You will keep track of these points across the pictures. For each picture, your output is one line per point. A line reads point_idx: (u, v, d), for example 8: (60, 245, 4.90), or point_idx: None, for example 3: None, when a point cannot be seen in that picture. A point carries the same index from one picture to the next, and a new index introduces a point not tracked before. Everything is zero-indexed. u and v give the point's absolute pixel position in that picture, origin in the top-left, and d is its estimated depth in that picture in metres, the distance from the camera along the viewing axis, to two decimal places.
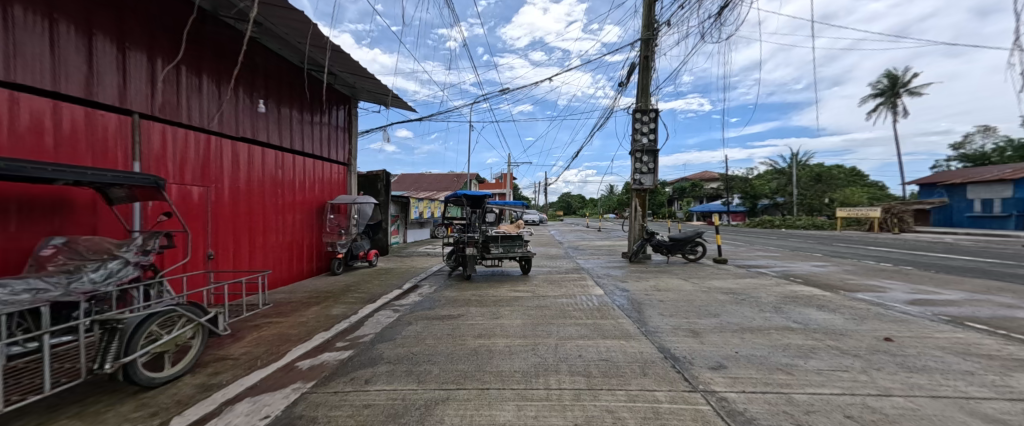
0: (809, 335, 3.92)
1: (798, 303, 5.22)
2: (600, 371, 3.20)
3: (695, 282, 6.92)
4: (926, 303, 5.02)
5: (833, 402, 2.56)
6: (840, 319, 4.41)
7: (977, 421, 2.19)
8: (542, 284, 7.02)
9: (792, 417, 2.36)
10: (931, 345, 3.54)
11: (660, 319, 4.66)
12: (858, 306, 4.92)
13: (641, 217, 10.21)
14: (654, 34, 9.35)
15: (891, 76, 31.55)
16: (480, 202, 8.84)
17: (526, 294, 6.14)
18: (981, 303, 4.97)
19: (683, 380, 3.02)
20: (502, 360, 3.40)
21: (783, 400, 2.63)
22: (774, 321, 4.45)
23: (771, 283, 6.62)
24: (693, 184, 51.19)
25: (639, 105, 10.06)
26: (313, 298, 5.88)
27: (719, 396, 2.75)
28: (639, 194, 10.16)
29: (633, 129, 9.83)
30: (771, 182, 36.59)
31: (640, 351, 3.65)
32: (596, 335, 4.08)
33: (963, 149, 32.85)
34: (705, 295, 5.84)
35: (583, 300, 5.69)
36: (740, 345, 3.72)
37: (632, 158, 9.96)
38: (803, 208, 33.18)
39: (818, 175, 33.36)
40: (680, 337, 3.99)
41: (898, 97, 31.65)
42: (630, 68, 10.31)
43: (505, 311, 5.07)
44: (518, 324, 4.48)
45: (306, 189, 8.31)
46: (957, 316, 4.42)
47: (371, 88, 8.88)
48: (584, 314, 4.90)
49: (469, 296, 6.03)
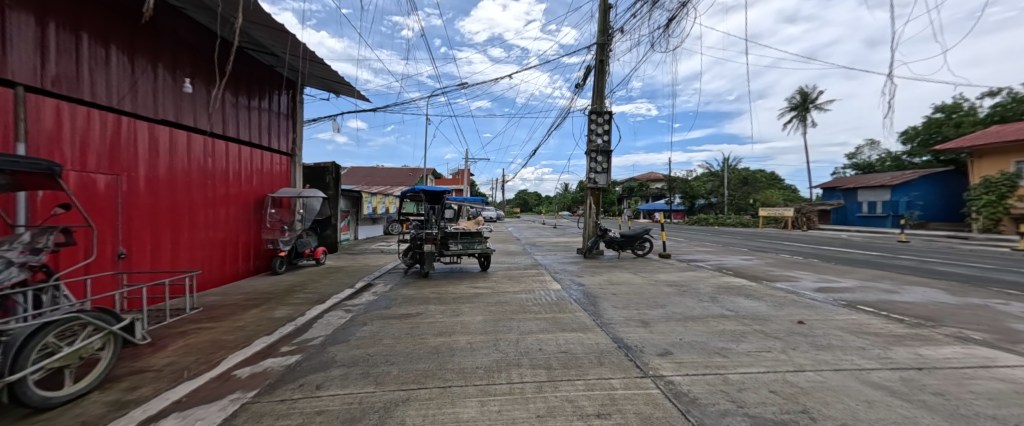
0: (740, 321, 4.41)
1: (731, 293, 5.83)
2: (560, 363, 3.32)
3: (644, 275, 7.43)
4: (829, 290, 5.91)
5: (760, 380, 2.93)
6: (764, 306, 5.01)
7: (874, 392, 2.63)
8: (502, 280, 7.07)
9: (728, 396, 2.71)
10: (833, 325, 4.17)
11: (614, 311, 4.95)
12: (779, 294, 5.63)
13: (595, 215, 10.70)
14: (610, 40, 9.82)
15: (803, 93, 36.23)
16: (438, 198, 8.66)
17: (487, 291, 6.14)
18: (868, 289, 5.94)
19: (635, 367, 3.25)
20: (464, 357, 3.37)
21: (720, 380, 2.97)
22: (711, 310, 4.93)
23: (708, 275, 7.32)
24: (640, 184, 54.74)
25: (595, 107, 10.50)
26: (250, 300, 5.33)
27: (666, 380, 3.01)
28: (594, 192, 10.63)
29: (589, 129, 10.23)
30: (707, 183, 40.44)
31: (597, 342, 3.83)
32: (556, 328, 4.23)
33: (856, 159, 38.96)
34: (653, 288, 6.31)
35: (542, 295, 5.81)
36: (684, 333, 4.07)
37: (588, 157, 10.38)
38: (732, 207, 37.13)
39: (744, 179, 37.52)
40: (632, 328, 4.26)
41: (807, 112, 36.54)
42: (587, 71, 10.72)
43: (465, 308, 5.02)
44: (480, 321, 4.47)
45: (243, 181, 7.48)
46: (851, 300, 5.26)
47: (321, 74, 8.21)
48: (544, 308, 5.04)
49: (428, 294, 5.86)
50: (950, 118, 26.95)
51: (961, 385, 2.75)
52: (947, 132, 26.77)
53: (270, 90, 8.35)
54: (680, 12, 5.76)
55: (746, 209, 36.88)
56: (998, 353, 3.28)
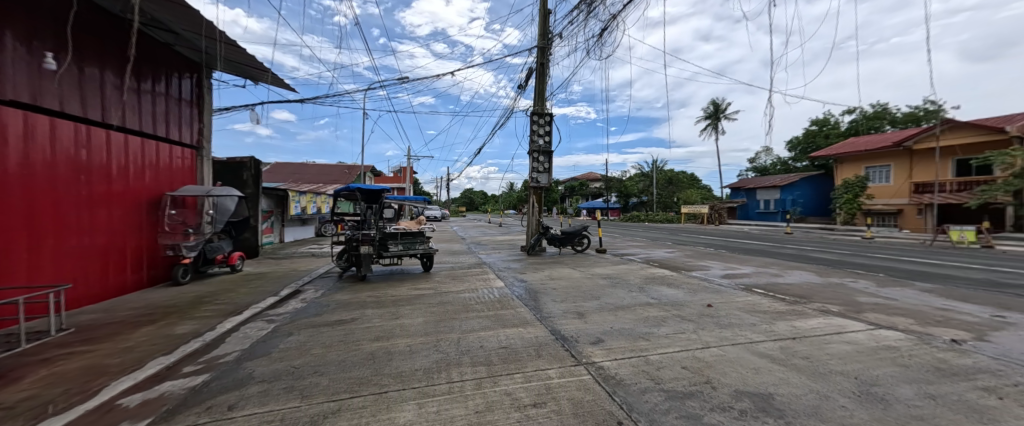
0: (661, 307, 4.93)
1: (655, 283, 6.48)
2: (500, 358, 3.40)
3: (582, 270, 7.87)
4: (733, 276, 6.86)
5: (676, 358, 3.32)
6: (682, 293, 5.65)
7: (760, 361, 3.15)
8: (445, 280, 6.96)
9: (649, 375, 3.03)
10: (734, 307, 4.86)
11: (553, 305, 5.17)
12: (694, 282, 6.40)
13: (538, 213, 11.05)
14: (549, 44, 10.20)
15: (715, 104, 41.28)
16: (376, 196, 8.22)
17: (429, 292, 6.02)
18: (762, 274, 7.03)
19: (570, 356, 3.46)
20: (403, 360, 3.28)
21: (643, 361, 3.30)
22: (639, 299, 5.43)
23: (638, 267, 8.02)
24: (581, 184, 57.62)
25: (537, 108, 10.83)
26: (144, 316, 4.54)
27: (598, 365, 3.25)
28: (536, 191, 10.96)
29: (531, 130, 10.53)
30: (639, 183, 44.06)
31: (536, 335, 4.00)
32: (497, 325, 4.31)
33: (755, 163, 45.56)
34: (589, 281, 6.74)
35: (485, 294, 5.85)
36: (614, 321, 4.42)
37: (530, 157, 10.67)
38: (660, 205, 41.01)
39: (669, 179, 41.65)
40: (569, 319, 4.52)
41: (719, 121, 41.72)
42: (529, 73, 11.02)
43: (406, 311, 4.87)
44: (421, 323, 4.37)
45: (132, 177, 6.34)
46: (748, 284, 6.18)
47: (236, 58, 7.29)
48: (487, 306, 5.11)
49: (365, 298, 5.56)
50: (822, 131, 32.79)
51: (821, 349, 3.40)
52: (820, 142, 32.52)
53: (168, 72, 7.18)
54: (612, 24, 6.20)
55: (671, 206, 40.99)
56: (847, 322, 4.11)
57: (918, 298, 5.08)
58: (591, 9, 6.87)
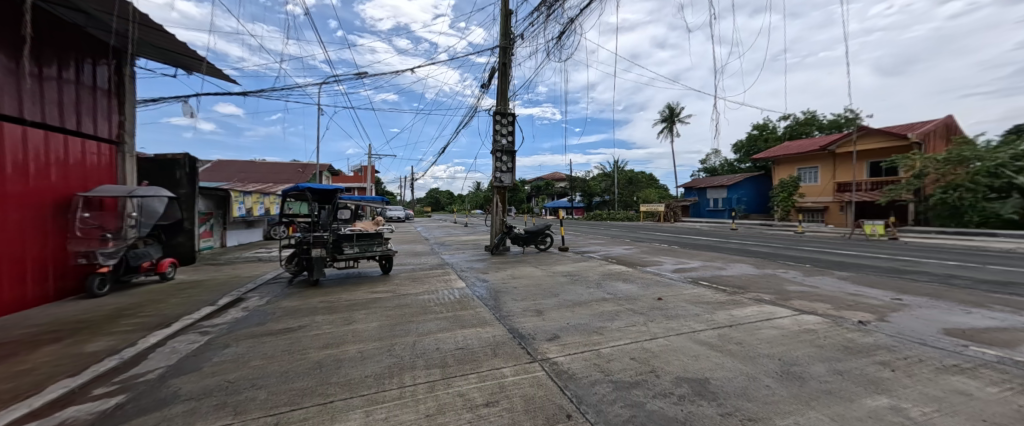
0: (616, 302, 5.13)
1: (612, 278, 6.74)
2: (455, 360, 3.36)
3: (543, 268, 8.01)
4: (682, 270, 7.30)
5: (625, 350, 3.48)
6: (635, 288, 5.93)
7: (700, 349, 3.38)
8: (404, 282, 6.77)
9: (599, 368, 3.14)
10: (681, 299, 5.18)
11: (513, 303, 5.23)
12: (647, 277, 6.73)
13: (502, 212, 11.08)
14: (511, 44, 10.27)
15: (670, 108, 43.72)
16: (329, 196, 7.82)
17: (387, 295, 5.83)
18: (708, 267, 7.55)
19: (526, 354, 3.50)
20: (352, 367, 3.15)
21: (595, 355, 3.42)
22: (596, 295, 5.62)
23: (597, 264, 8.31)
24: (546, 183, 58.50)
25: (499, 108, 10.86)
26: (47, 334, 3.98)
27: (552, 361, 3.33)
28: (499, 191, 10.98)
29: (494, 130, 10.54)
30: (601, 183, 45.61)
31: (493, 334, 4.01)
32: (455, 326, 4.27)
33: (706, 164, 48.85)
34: (550, 279, 6.87)
35: (445, 295, 5.77)
36: (571, 317, 4.55)
37: (494, 157, 10.67)
38: (621, 204, 42.72)
39: (629, 179, 43.51)
40: (528, 317, 4.58)
41: (674, 124, 44.23)
42: (491, 72, 11.02)
43: (360, 316, 4.67)
44: (375, 327, 4.22)
45: (33, 176, 5.53)
46: (695, 277, 6.61)
47: (164, 45, 6.60)
48: (446, 308, 5.04)
49: (316, 304, 5.27)
50: (763, 134, 35.82)
51: (753, 334, 3.72)
52: (761, 145, 35.55)
53: (78, 57, 6.34)
54: (570, 28, 6.39)
55: (632, 205, 42.87)
56: (776, 309, 4.53)
57: (835, 285, 5.71)
58: (550, 12, 7.00)
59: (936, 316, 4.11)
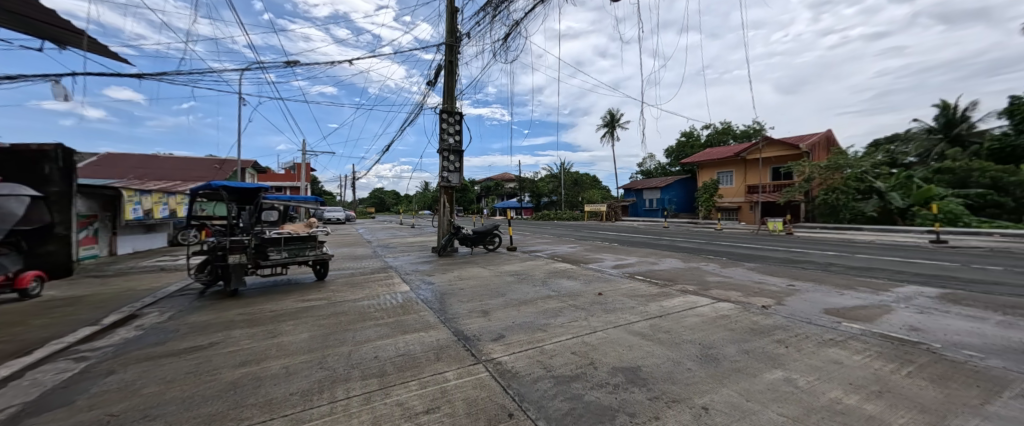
0: (560, 299, 5.31)
1: (557, 276, 6.97)
2: (395, 367, 3.20)
3: (491, 268, 8.02)
4: (621, 266, 7.80)
5: (567, 345, 3.60)
6: (578, 284, 6.20)
7: (633, 339, 3.63)
8: (342, 288, 6.31)
9: (542, 364, 3.21)
10: (619, 293, 5.52)
11: (459, 305, 5.14)
12: (589, 273, 7.08)
13: (449, 213, 10.85)
14: (457, 43, 10.14)
15: (611, 114, 46.60)
16: (251, 196, 6.99)
17: (320, 302, 5.37)
18: (643, 263, 8.17)
19: (470, 356, 3.46)
20: (275, 385, 2.84)
21: (538, 352, 3.49)
22: (541, 292, 5.76)
23: (543, 263, 8.54)
24: (496, 184, 58.79)
25: (446, 106, 10.65)
26: None
27: (496, 361, 3.32)
28: (446, 190, 10.75)
29: (441, 128, 10.30)
30: (549, 184, 47.07)
31: (437, 338, 3.89)
32: (396, 331, 4.07)
33: (643, 167, 52.89)
34: (497, 279, 6.90)
35: (386, 300, 5.48)
36: (516, 316, 4.59)
37: (440, 156, 10.42)
38: (567, 204, 44.47)
39: (575, 181, 45.49)
40: (473, 318, 4.53)
41: (614, 130, 47.21)
42: (437, 70, 10.75)
43: (287, 327, 4.24)
44: (306, 339, 3.85)
45: None
46: (632, 272, 7.10)
47: (22, 10, 5.36)
48: (387, 313, 4.79)
49: (234, 317, 4.67)
50: (690, 141, 39.74)
51: (679, 323, 4.09)
52: (688, 151, 39.48)
53: None
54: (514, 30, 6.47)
55: (577, 205, 44.85)
56: (699, 298, 5.04)
57: (745, 275, 6.53)
58: (495, 14, 7.05)
59: (819, 298, 4.89)
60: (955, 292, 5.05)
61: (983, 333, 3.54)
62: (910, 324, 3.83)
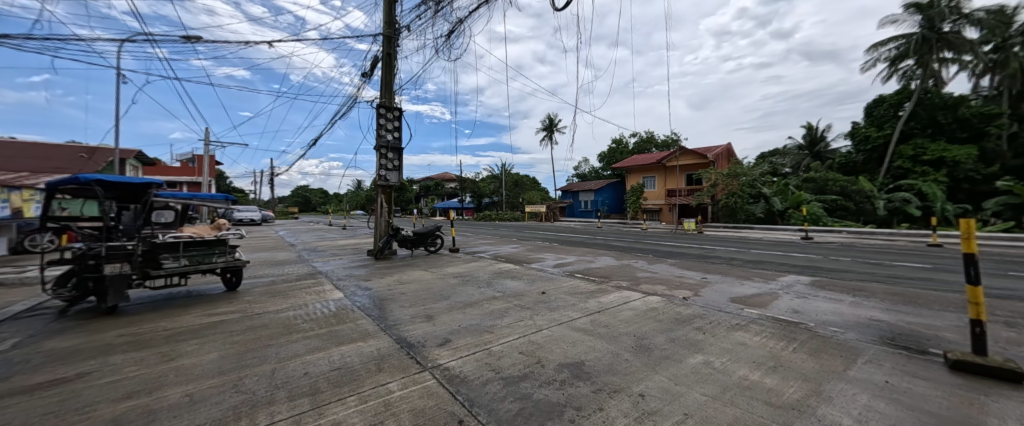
0: (506, 299, 5.37)
1: (501, 276, 7.04)
2: (331, 382, 2.92)
3: (434, 271, 7.77)
4: (562, 265, 8.17)
5: (514, 345, 3.66)
6: (522, 284, 6.33)
7: (577, 335, 3.82)
8: (260, 298, 5.55)
9: (491, 366, 3.20)
10: (561, 291, 5.78)
11: (400, 311, 4.88)
12: (532, 272, 7.28)
13: (387, 213, 10.24)
14: (396, 35, 9.64)
15: (549, 119, 48.49)
16: (138, 194, 5.80)
17: (233, 316, 4.65)
18: (581, 261, 8.66)
19: (415, 363, 3.30)
20: (176, 418, 2.37)
21: (486, 354, 3.48)
22: (486, 293, 5.76)
23: (487, 263, 8.55)
24: (436, 183, 57.21)
25: (383, 101, 10.04)
26: None
27: (443, 367, 3.22)
28: (384, 190, 10.11)
29: (378, 124, 9.69)
30: (490, 184, 47.29)
31: (377, 348, 3.64)
32: (330, 343, 3.71)
33: (579, 170, 56.08)
34: (440, 281, 6.71)
35: (317, 309, 4.97)
36: (462, 319, 4.52)
37: (377, 153, 9.78)
38: (508, 205, 45.14)
39: (516, 182, 46.38)
40: (417, 324, 4.34)
41: (552, 134, 49.28)
42: (374, 61, 10.08)
43: (189, 347, 3.59)
44: (214, 360, 3.29)
45: None
46: (571, 270, 7.48)
47: None
48: (318, 324, 4.34)
49: (113, 339, 3.81)
50: (620, 148, 43.29)
51: (616, 317, 4.42)
52: (618, 157, 42.94)
53: None
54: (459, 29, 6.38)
55: (518, 205, 45.78)
56: (631, 293, 5.50)
57: (668, 270, 7.31)
58: (440, 11, 6.90)
59: (726, 289, 5.70)
60: (821, 280, 6.29)
61: (841, 312, 4.47)
62: (792, 308, 4.67)
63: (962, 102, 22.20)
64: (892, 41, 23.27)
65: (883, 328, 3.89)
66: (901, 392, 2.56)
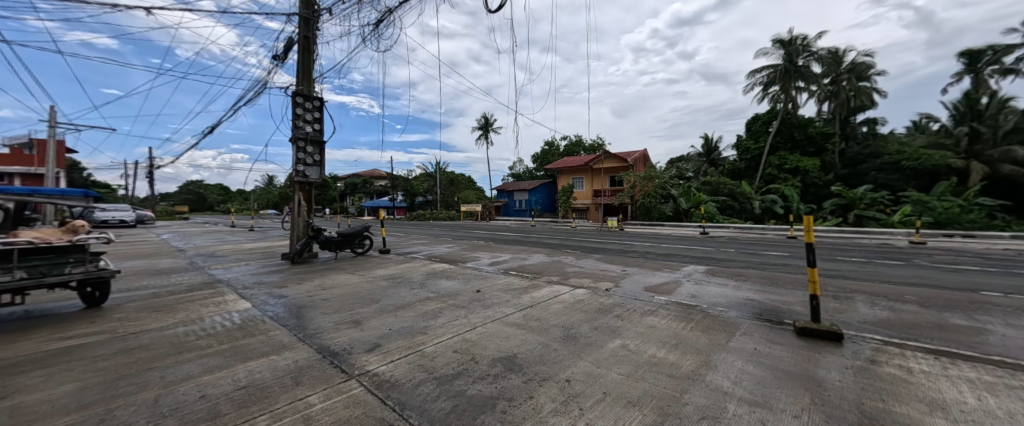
0: (440, 300, 5.29)
1: (436, 276, 6.90)
2: (236, 403, 2.57)
3: (361, 274, 7.27)
4: (496, 263, 8.30)
5: (448, 344, 3.64)
6: (457, 283, 6.29)
7: (510, 330, 3.95)
8: (137, 314, 4.60)
9: (424, 368, 3.15)
10: (496, 288, 5.90)
11: (322, 318, 4.48)
12: (467, 271, 7.28)
13: (305, 213, 9.28)
14: (315, 17, 8.77)
15: (485, 118, 48.60)
16: None
17: (96, 338, 3.78)
18: (515, 259, 8.92)
19: (340, 372, 3.09)
20: None
21: (419, 356, 3.40)
22: (419, 295, 5.60)
23: (420, 264, 8.28)
24: (364, 181, 53.33)
25: (300, 88, 9.06)
26: None
27: (372, 373, 3.07)
28: (302, 187, 9.14)
29: (294, 113, 8.71)
30: (424, 183, 45.69)
31: (294, 360, 3.30)
32: (235, 360, 3.26)
33: (513, 170, 57.34)
34: (368, 285, 6.31)
35: (216, 323, 4.30)
36: (393, 322, 4.33)
37: (294, 146, 8.78)
38: (443, 204, 44.13)
39: (451, 180, 45.53)
40: (342, 331, 4.05)
41: (488, 133, 49.53)
42: (288, 43, 9.03)
43: (28, 380, 2.83)
44: (69, 393, 2.65)
45: None
46: (506, 268, 7.66)
47: None
48: (217, 339, 3.77)
49: None
50: (551, 150, 45.46)
51: (546, 310, 4.67)
52: (550, 158, 44.99)
53: None
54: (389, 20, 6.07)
55: (453, 204, 45.03)
56: (561, 287, 5.86)
57: (594, 264, 7.94)
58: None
59: (641, 279, 6.42)
60: (713, 268, 7.46)
61: (726, 294, 5.37)
62: (691, 293, 5.46)
63: (810, 123, 28.06)
64: (764, 70, 28.45)
65: (755, 306, 4.78)
66: (764, 356, 3.20)
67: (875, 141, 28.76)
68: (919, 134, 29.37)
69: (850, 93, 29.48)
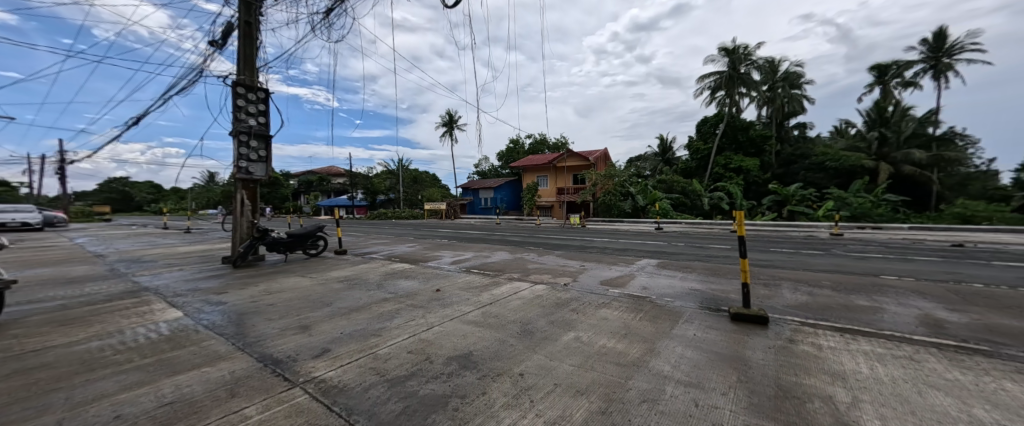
0: (397, 300, 5.15)
1: (394, 277, 6.70)
2: (160, 421, 2.35)
3: (314, 276, 6.89)
4: (458, 261, 8.23)
5: (403, 345, 3.57)
6: (416, 283, 6.16)
7: (468, 328, 3.95)
8: (40, 330, 4.03)
9: (376, 370, 3.07)
10: (456, 287, 5.86)
11: (266, 325, 4.20)
12: (428, 271, 7.15)
13: (250, 212, 8.61)
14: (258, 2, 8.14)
15: (449, 115, 47.75)
16: None
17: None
18: (477, 256, 8.89)
19: (282, 381, 2.92)
20: None
21: (371, 358, 3.31)
22: (375, 296, 5.42)
23: (379, 264, 8.01)
24: (320, 178, 50.39)
25: (242, 78, 8.37)
26: None
27: (318, 380, 2.94)
28: (245, 185, 8.47)
29: (235, 105, 8.04)
30: (385, 181, 44.07)
31: (231, 370, 3.08)
32: (160, 374, 2.98)
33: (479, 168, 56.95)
34: (321, 287, 6.00)
35: (139, 335, 3.88)
36: (344, 326, 4.16)
37: (235, 140, 8.11)
38: (406, 202, 42.85)
39: (414, 178, 44.29)
40: (288, 337, 3.82)
41: (452, 130, 48.75)
42: (226, 28, 8.30)
43: None
44: None
45: None
46: (467, 266, 7.62)
47: None
48: (141, 353, 3.41)
49: None
50: (516, 148, 45.74)
51: (505, 307, 4.71)
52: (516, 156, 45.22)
53: None
54: None
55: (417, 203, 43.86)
56: (521, 284, 5.94)
57: (554, 260, 8.13)
58: None
59: (598, 273, 6.67)
60: (664, 261, 7.92)
61: (674, 285, 5.73)
62: (643, 286, 5.76)
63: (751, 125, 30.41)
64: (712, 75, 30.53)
65: (698, 295, 5.15)
66: (702, 340, 3.47)
67: (805, 143, 31.99)
68: (840, 137, 33.04)
69: (784, 99, 32.46)
